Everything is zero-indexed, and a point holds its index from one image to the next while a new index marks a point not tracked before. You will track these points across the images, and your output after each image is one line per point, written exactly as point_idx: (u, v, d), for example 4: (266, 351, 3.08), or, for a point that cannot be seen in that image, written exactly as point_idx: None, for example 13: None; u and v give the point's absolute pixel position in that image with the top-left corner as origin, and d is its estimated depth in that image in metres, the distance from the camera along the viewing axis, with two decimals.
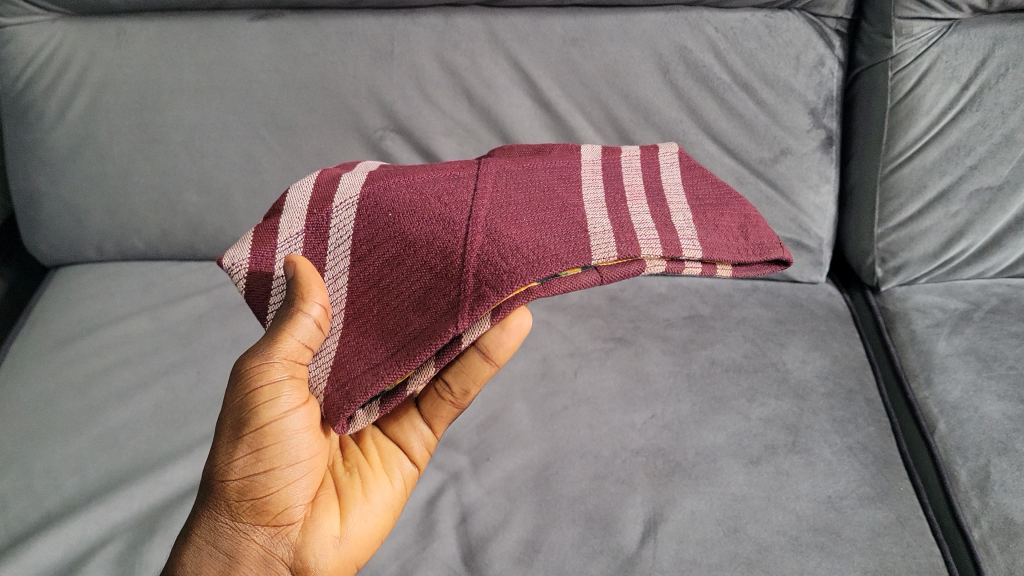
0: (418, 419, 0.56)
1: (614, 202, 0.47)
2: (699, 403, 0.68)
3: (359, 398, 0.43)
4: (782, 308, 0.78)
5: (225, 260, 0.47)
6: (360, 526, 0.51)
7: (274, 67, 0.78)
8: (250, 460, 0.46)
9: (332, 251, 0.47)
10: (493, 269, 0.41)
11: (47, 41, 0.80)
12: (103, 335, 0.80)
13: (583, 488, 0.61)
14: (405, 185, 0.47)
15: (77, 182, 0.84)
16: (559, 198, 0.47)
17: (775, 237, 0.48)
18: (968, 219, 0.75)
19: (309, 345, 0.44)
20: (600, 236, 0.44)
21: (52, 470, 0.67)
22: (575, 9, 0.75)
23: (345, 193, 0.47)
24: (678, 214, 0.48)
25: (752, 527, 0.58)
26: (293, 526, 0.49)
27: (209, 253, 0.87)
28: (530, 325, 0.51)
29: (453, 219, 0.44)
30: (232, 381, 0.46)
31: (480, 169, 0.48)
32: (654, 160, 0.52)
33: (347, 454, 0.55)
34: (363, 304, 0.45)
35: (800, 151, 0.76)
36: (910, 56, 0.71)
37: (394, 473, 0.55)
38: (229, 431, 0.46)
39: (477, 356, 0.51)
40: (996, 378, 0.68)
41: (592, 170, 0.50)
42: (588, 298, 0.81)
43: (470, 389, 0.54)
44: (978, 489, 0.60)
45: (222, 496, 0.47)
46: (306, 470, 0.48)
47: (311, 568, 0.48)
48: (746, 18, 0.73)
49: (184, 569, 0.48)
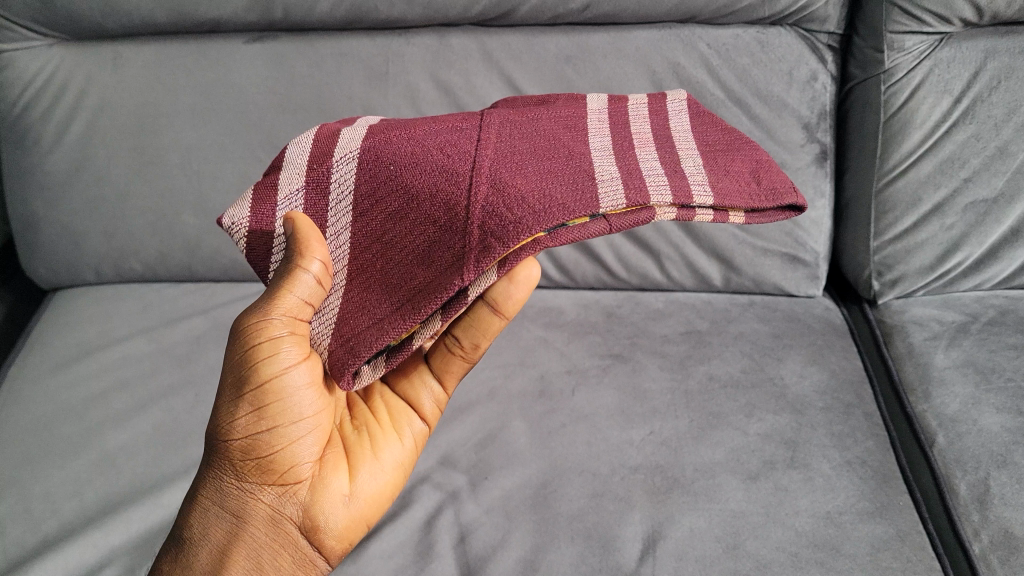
0: (428, 375, 0.57)
1: (621, 150, 0.46)
2: (697, 419, 0.68)
3: (364, 353, 0.43)
4: (779, 322, 0.78)
5: (224, 219, 0.47)
6: (370, 485, 0.52)
7: (270, 89, 0.79)
8: (253, 418, 0.47)
9: (334, 207, 0.47)
10: (499, 220, 0.41)
11: (45, 65, 0.80)
12: (101, 358, 0.80)
13: (581, 506, 0.61)
14: (407, 138, 0.46)
15: (74, 205, 0.84)
16: (565, 147, 0.46)
17: (789, 182, 0.47)
18: (964, 232, 0.75)
19: (310, 302, 0.44)
20: (607, 184, 0.43)
21: (51, 493, 0.67)
22: (567, 28, 0.75)
23: (345, 147, 0.47)
24: (688, 160, 0.47)
25: (751, 543, 0.58)
26: (301, 486, 0.49)
27: (207, 274, 0.87)
28: (539, 275, 0.50)
29: (457, 170, 0.44)
30: (233, 339, 0.47)
31: (483, 121, 0.47)
32: (662, 107, 0.51)
33: (354, 413, 0.56)
34: (368, 259, 0.45)
35: (795, 165, 0.76)
36: (902, 70, 0.71)
37: (404, 431, 0.56)
38: (231, 390, 0.47)
39: (486, 310, 0.51)
40: (994, 391, 0.67)
41: (598, 119, 0.50)
42: (585, 315, 0.81)
43: (479, 344, 0.53)
44: (978, 502, 0.60)
45: (227, 456, 0.48)
46: (310, 428, 0.49)
47: (322, 526, 0.49)
48: (738, 35, 0.73)
49: (193, 529, 0.50)
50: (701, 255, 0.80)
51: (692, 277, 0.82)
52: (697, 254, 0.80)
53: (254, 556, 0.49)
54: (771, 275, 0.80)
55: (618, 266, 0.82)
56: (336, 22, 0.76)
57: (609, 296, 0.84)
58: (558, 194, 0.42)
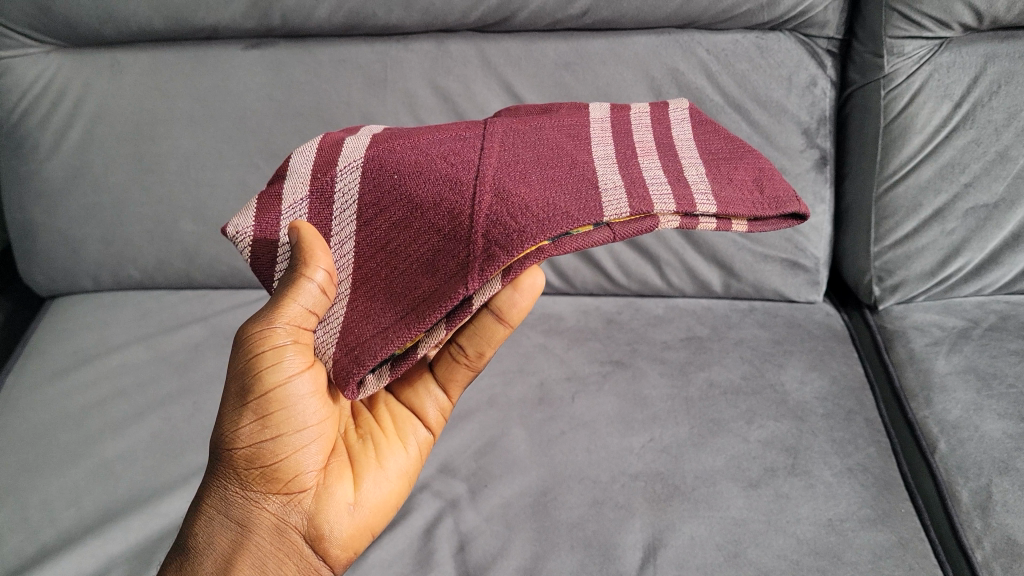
0: (432, 383, 0.56)
1: (624, 158, 0.46)
2: (697, 426, 0.67)
3: (368, 362, 0.43)
4: (779, 328, 0.78)
5: (228, 228, 0.47)
6: (374, 493, 0.51)
7: (269, 95, 0.79)
8: (257, 428, 0.46)
9: (338, 216, 0.47)
10: (503, 228, 0.40)
11: (42, 72, 0.80)
12: (99, 366, 0.79)
13: (582, 513, 0.61)
14: (410, 148, 0.46)
15: (72, 212, 0.84)
16: (568, 155, 0.46)
17: (792, 191, 0.46)
18: (965, 237, 0.75)
19: (315, 311, 0.44)
20: (611, 192, 0.42)
21: (48, 502, 0.67)
22: (566, 34, 0.75)
23: (348, 156, 0.47)
24: (690, 167, 0.46)
25: (752, 551, 0.57)
26: (305, 494, 0.49)
27: (205, 281, 0.87)
28: (543, 285, 0.50)
29: (460, 179, 0.43)
30: (236, 347, 0.47)
31: (487, 129, 0.47)
32: (664, 116, 0.51)
33: (359, 421, 0.55)
34: (372, 268, 0.45)
35: (795, 171, 0.76)
36: (902, 75, 0.71)
37: (408, 440, 0.55)
38: (234, 399, 0.47)
39: (490, 318, 0.51)
40: (995, 397, 0.67)
41: (600, 126, 0.49)
42: (584, 322, 0.81)
43: (484, 351, 0.53)
44: (980, 509, 0.59)
45: (231, 465, 0.48)
46: (315, 436, 0.48)
47: (326, 535, 0.49)
48: (738, 40, 0.73)
49: (197, 538, 0.50)
50: (701, 261, 0.80)
51: (692, 283, 0.81)
52: (697, 260, 0.80)
53: (258, 565, 0.48)
54: (771, 281, 0.80)
55: (618, 272, 0.81)
56: (334, 29, 0.76)
57: (608, 303, 0.83)
58: (560, 202, 0.41)
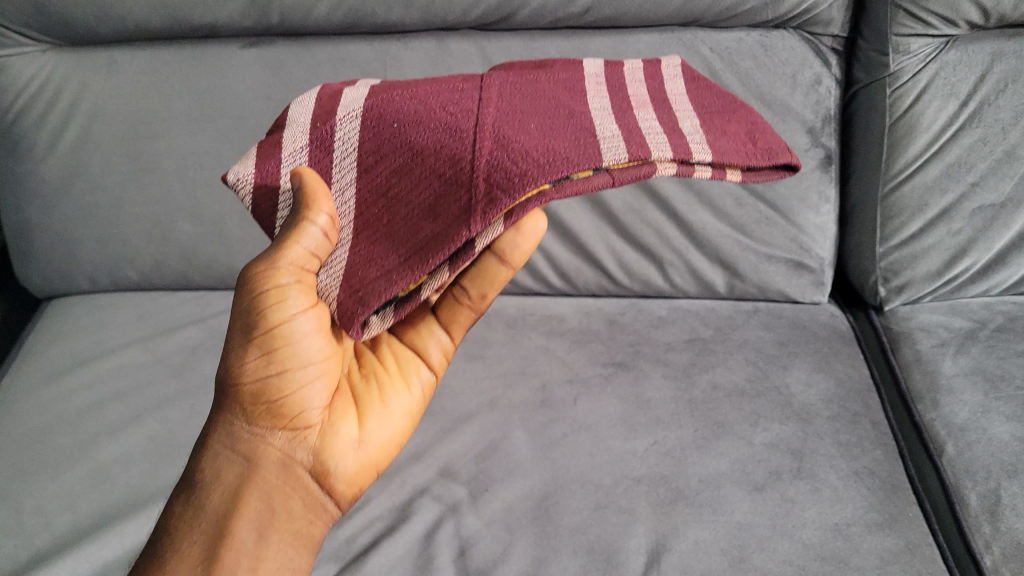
0: (435, 325, 0.56)
1: (620, 110, 0.45)
2: (701, 429, 0.67)
3: (374, 303, 0.42)
4: (784, 330, 0.77)
5: (229, 175, 0.45)
6: (379, 431, 0.52)
7: (267, 95, 0.78)
8: (263, 363, 0.46)
9: (338, 164, 0.45)
10: (503, 172, 0.40)
11: (38, 71, 0.79)
12: (96, 368, 0.79)
13: (584, 518, 0.60)
14: (409, 96, 0.45)
15: (69, 213, 0.83)
16: (567, 106, 0.45)
17: (783, 143, 0.47)
18: (972, 237, 0.74)
19: (317, 254, 0.43)
20: (608, 140, 0.42)
21: (44, 506, 0.66)
22: (568, 32, 0.74)
23: (347, 106, 0.46)
24: (686, 119, 0.46)
25: (758, 556, 0.57)
26: (310, 430, 0.49)
27: (204, 282, 0.86)
28: (545, 229, 0.49)
29: (461, 127, 0.42)
30: (239, 287, 0.46)
31: (484, 81, 0.46)
32: (658, 71, 0.51)
33: (362, 361, 0.55)
34: (373, 214, 0.44)
35: (799, 170, 0.75)
36: (907, 74, 0.70)
37: (411, 380, 0.55)
38: (239, 337, 0.47)
39: (494, 260, 0.50)
40: (1004, 399, 0.66)
41: (596, 81, 0.49)
42: (587, 323, 0.80)
43: (487, 294, 0.53)
44: (988, 513, 0.59)
45: (235, 400, 0.48)
46: (319, 373, 0.48)
47: (332, 470, 0.49)
48: (741, 38, 0.72)
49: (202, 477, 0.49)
50: (705, 262, 0.79)
51: (695, 284, 0.80)
52: (701, 261, 0.79)
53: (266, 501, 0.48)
54: (775, 281, 0.79)
55: (620, 273, 0.81)
56: (333, 27, 0.75)
57: (611, 304, 0.82)
58: (560, 135, 0.41)
